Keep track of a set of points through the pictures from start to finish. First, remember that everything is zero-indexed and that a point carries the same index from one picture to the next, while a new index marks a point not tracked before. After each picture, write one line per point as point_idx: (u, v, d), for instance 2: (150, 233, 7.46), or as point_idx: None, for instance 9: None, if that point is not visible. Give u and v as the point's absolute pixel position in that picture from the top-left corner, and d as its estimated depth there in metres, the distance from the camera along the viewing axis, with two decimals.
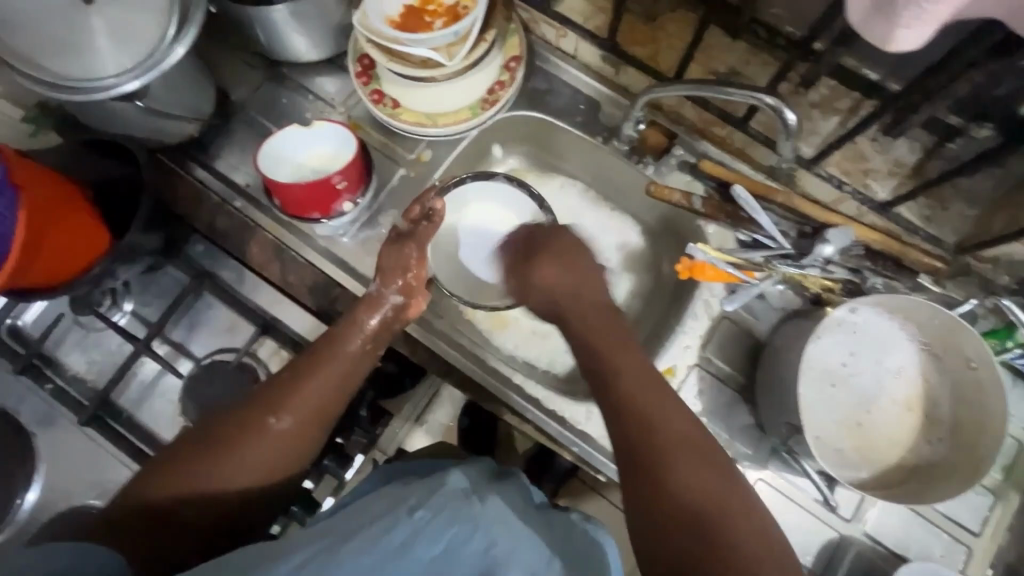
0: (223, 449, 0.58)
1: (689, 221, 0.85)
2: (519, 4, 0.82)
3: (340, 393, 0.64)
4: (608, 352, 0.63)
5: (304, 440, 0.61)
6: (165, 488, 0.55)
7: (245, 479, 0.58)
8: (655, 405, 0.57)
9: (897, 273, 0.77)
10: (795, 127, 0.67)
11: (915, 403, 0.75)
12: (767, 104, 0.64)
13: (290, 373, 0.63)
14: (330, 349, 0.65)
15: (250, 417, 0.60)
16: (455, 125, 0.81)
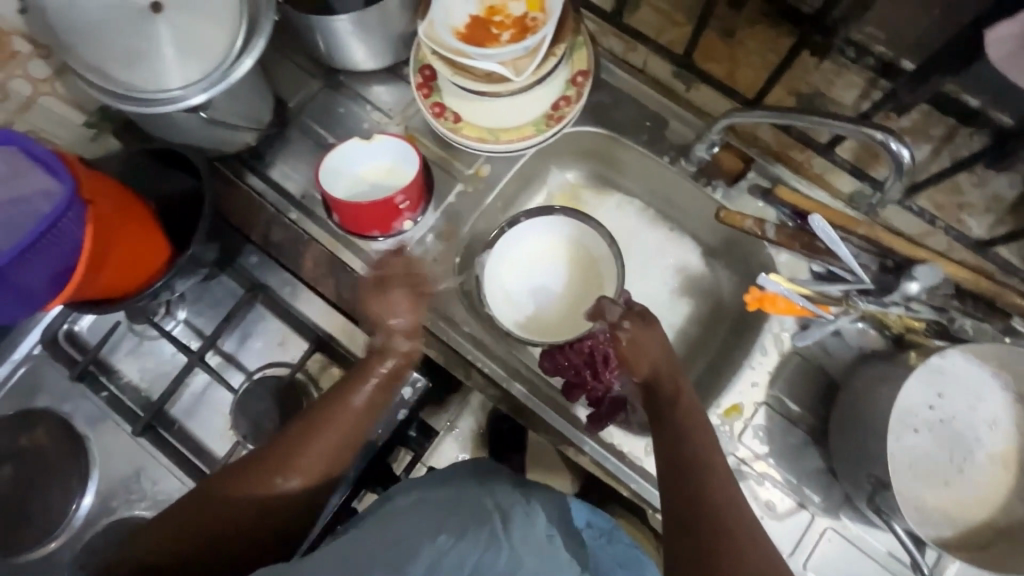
0: (235, 507, 0.58)
1: (759, 249, 0.79)
2: (589, 16, 0.81)
3: (346, 450, 0.62)
4: (679, 413, 0.59)
5: (314, 495, 0.60)
6: (183, 541, 0.57)
7: (257, 535, 0.58)
8: (713, 480, 0.55)
9: (988, 315, 0.68)
10: (908, 165, 0.58)
11: (1010, 459, 0.66)
12: (872, 137, 0.56)
13: (300, 427, 0.61)
14: (337, 403, 0.63)
15: (261, 476, 0.59)
16: (517, 142, 0.77)
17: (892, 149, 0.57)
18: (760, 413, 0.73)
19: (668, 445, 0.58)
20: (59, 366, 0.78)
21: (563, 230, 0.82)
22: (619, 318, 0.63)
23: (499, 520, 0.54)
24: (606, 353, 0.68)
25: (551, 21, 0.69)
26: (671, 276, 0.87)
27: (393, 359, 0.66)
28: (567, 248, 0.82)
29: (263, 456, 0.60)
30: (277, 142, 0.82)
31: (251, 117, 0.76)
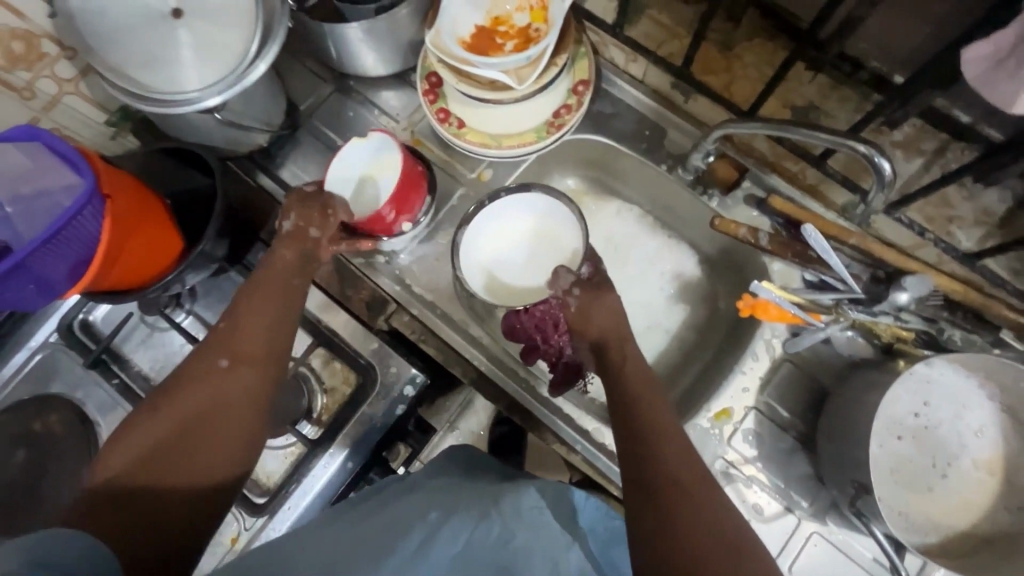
0: (173, 401, 0.55)
1: (753, 257, 0.80)
2: (590, 27, 0.83)
3: (280, 329, 0.62)
4: (629, 380, 0.59)
5: (256, 375, 0.58)
6: (126, 452, 0.52)
7: (211, 431, 0.54)
8: (661, 431, 0.54)
9: (976, 326, 0.69)
10: (889, 177, 0.61)
11: (994, 466, 0.67)
12: (858, 151, 0.59)
13: (225, 319, 0.61)
14: (260, 290, 0.63)
15: (198, 366, 0.57)
16: (519, 148, 0.80)
17: (875, 163, 0.60)
18: (749, 417, 0.75)
19: (620, 409, 0.57)
20: (72, 354, 0.81)
21: (541, 210, 0.79)
22: (570, 287, 0.66)
23: (490, 500, 0.57)
24: (557, 318, 0.69)
25: (553, 31, 0.71)
26: (667, 282, 0.89)
27: (294, 248, 0.66)
28: (539, 224, 0.80)
29: (195, 361, 0.58)
30: (289, 143, 0.86)
31: (263, 119, 0.80)
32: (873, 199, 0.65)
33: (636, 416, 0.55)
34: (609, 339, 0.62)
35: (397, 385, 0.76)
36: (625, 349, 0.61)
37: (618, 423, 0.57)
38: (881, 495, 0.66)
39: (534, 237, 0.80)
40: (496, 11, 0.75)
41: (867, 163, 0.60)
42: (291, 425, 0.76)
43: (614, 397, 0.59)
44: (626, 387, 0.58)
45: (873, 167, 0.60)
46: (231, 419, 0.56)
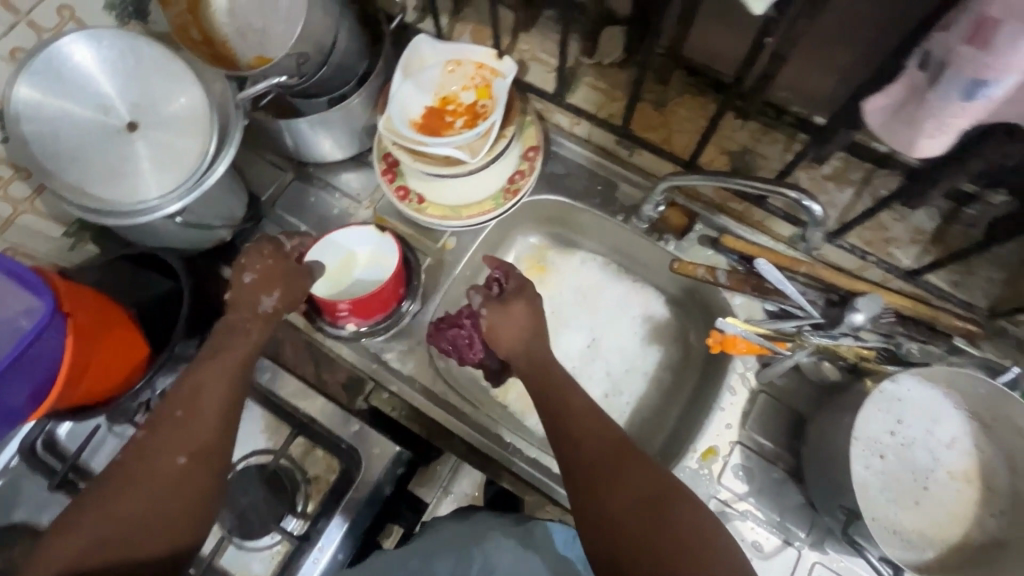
0: (117, 501, 0.50)
1: (715, 295, 0.84)
2: (533, 97, 0.87)
3: (236, 406, 0.59)
4: (539, 371, 0.64)
5: (213, 471, 0.55)
6: (57, 560, 0.47)
7: (154, 535, 0.50)
8: (576, 417, 0.59)
9: (932, 337, 0.72)
10: (821, 217, 0.66)
11: (973, 476, 0.69)
12: (789, 197, 0.64)
13: (179, 406, 0.56)
14: (214, 363, 0.60)
15: (143, 458, 0.53)
16: (478, 216, 0.83)
17: (807, 205, 0.65)
18: (735, 452, 0.76)
19: (543, 408, 0.62)
20: (37, 478, 0.77)
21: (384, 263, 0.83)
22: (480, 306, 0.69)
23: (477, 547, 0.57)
24: (472, 337, 0.75)
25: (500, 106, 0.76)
26: (638, 325, 0.91)
27: (263, 323, 0.64)
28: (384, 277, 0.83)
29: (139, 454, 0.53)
30: (254, 234, 0.87)
31: (226, 216, 0.81)
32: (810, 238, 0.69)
33: (556, 410, 0.60)
34: (520, 345, 0.66)
35: (382, 467, 0.74)
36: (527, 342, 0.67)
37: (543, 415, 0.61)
38: (865, 510, 0.67)
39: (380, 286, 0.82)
40: (441, 91, 0.79)
41: (798, 206, 0.66)
42: (277, 522, 0.73)
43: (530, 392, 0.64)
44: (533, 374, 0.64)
45: (804, 209, 0.66)
46: (178, 518, 0.52)
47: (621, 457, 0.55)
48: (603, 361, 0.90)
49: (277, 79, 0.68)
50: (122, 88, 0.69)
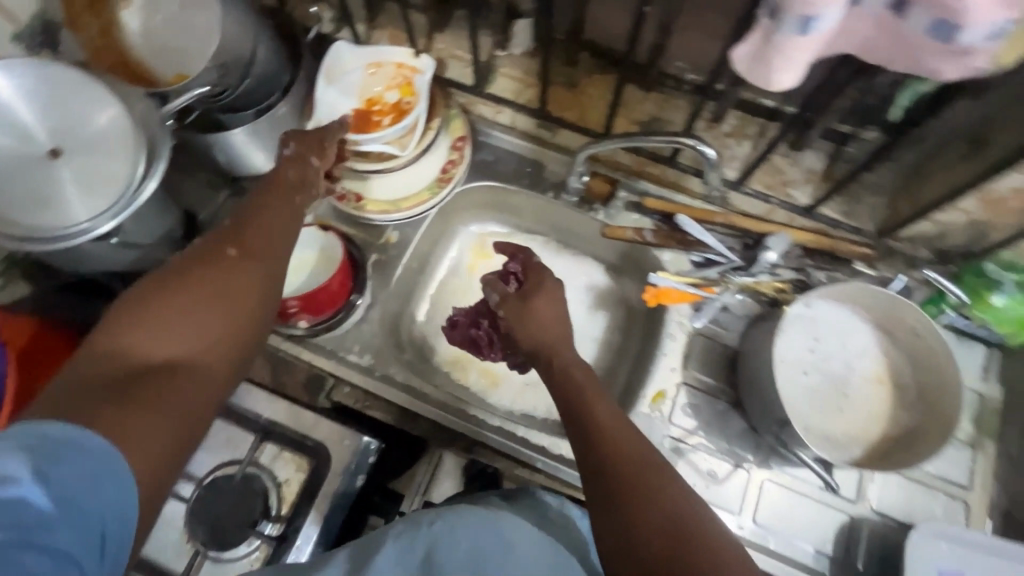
0: (179, 297, 0.55)
1: (646, 255, 0.91)
2: (456, 92, 0.92)
3: (281, 247, 0.64)
4: (569, 379, 0.63)
5: (261, 288, 0.60)
6: (117, 340, 0.52)
7: (194, 331, 0.55)
8: (613, 428, 0.58)
9: (835, 264, 0.83)
10: (716, 159, 0.74)
11: (885, 378, 0.77)
12: (686, 144, 0.71)
13: (229, 244, 0.61)
14: (258, 210, 0.65)
15: (215, 275, 0.58)
16: (417, 207, 0.86)
17: (703, 150, 0.72)
18: (681, 393, 0.82)
19: (578, 433, 0.59)
20: None
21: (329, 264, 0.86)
22: (497, 305, 0.73)
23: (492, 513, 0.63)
24: (490, 336, 0.85)
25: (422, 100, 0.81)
26: (583, 294, 0.97)
27: (300, 178, 0.69)
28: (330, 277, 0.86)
29: (193, 262, 0.59)
30: None
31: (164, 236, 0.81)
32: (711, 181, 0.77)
33: (589, 420, 0.59)
34: (545, 341, 0.66)
35: (354, 457, 0.77)
36: (556, 349, 0.65)
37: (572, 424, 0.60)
38: (795, 420, 0.74)
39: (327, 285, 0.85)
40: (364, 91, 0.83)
41: (697, 153, 0.73)
42: (252, 528, 0.73)
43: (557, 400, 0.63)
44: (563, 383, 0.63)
45: (702, 155, 0.73)
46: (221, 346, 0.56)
47: (653, 474, 0.54)
48: None
49: (199, 89, 0.70)
50: (40, 115, 0.68)
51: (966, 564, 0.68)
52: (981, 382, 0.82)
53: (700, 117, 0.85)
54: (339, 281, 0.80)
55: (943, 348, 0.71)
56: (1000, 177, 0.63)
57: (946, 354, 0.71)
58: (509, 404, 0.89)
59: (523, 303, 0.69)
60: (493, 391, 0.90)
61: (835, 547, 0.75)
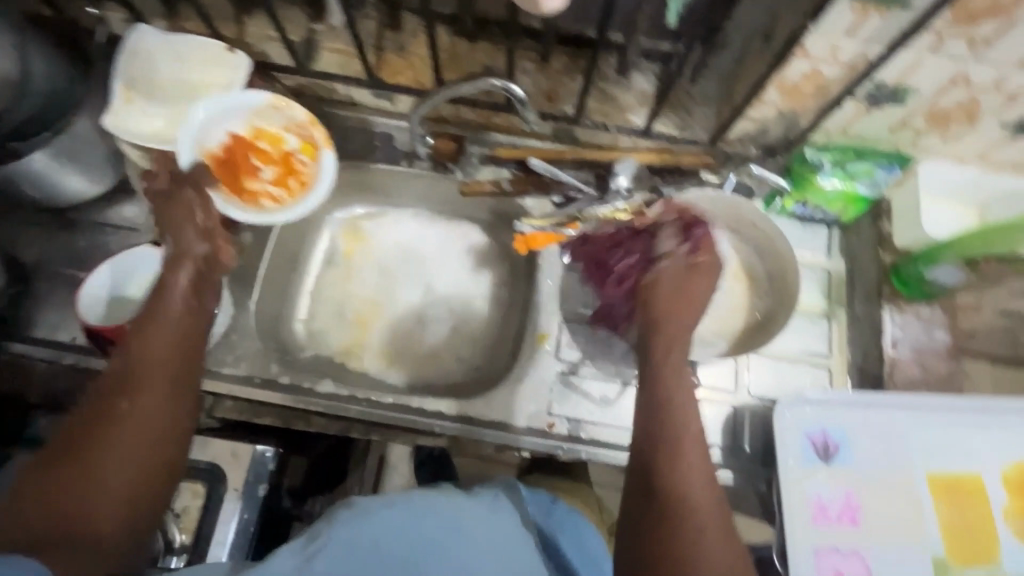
0: (88, 441, 0.56)
1: (511, 204, 0.91)
2: (282, 76, 0.88)
3: (182, 351, 0.65)
4: (668, 402, 0.64)
5: (169, 403, 0.61)
6: (28, 504, 0.52)
7: (112, 471, 0.55)
8: (689, 456, 0.60)
9: (682, 178, 0.87)
10: (525, 97, 0.73)
11: (740, 273, 0.83)
12: (492, 86, 0.72)
13: (125, 373, 0.60)
14: (147, 327, 0.64)
15: (110, 416, 0.57)
16: (263, 202, 0.83)
17: (510, 89, 0.73)
18: (564, 329, 0.84)
19: (638, 456, 0.63)
20: None
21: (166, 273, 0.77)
22: (660, 254, 0.76)
23: (447, 499, 0.65)
24: (630, 277, 0.78)
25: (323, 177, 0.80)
26: (464, 257, 0.97)
27: (188, 266, 0.70)
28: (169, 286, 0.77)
29: (97, 398, 0.59)
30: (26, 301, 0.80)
31: None
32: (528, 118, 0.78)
33: (674, 442, 0.62)
34: (663, 346, 0.69)
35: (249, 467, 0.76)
36: (666, 367, 0.67)
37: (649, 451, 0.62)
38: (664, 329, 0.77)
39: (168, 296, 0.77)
40: (260, 124, 0.81)
41: (508, 93, 0.74)
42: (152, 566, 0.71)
43: (640, 416, 0.65)
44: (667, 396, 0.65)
45: (513, 95, 0.74)
46: (146, 474, 0.57)
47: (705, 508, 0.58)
48: (443, 299, 0.95)
49: None
50: None
51: (826, 421, 0.76)
52: (829, 260, 0.87)
53: (528, 59, 0.86)
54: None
55: (779, 236, 0.78)
56: (787, 64, 0.67)
57: (781, 241, 0.78)
58: (410, 378, 0.90)
59: (646, 300, 0.73)
60: (390, 371, 0.90)
61: (723, 438, 0.78)
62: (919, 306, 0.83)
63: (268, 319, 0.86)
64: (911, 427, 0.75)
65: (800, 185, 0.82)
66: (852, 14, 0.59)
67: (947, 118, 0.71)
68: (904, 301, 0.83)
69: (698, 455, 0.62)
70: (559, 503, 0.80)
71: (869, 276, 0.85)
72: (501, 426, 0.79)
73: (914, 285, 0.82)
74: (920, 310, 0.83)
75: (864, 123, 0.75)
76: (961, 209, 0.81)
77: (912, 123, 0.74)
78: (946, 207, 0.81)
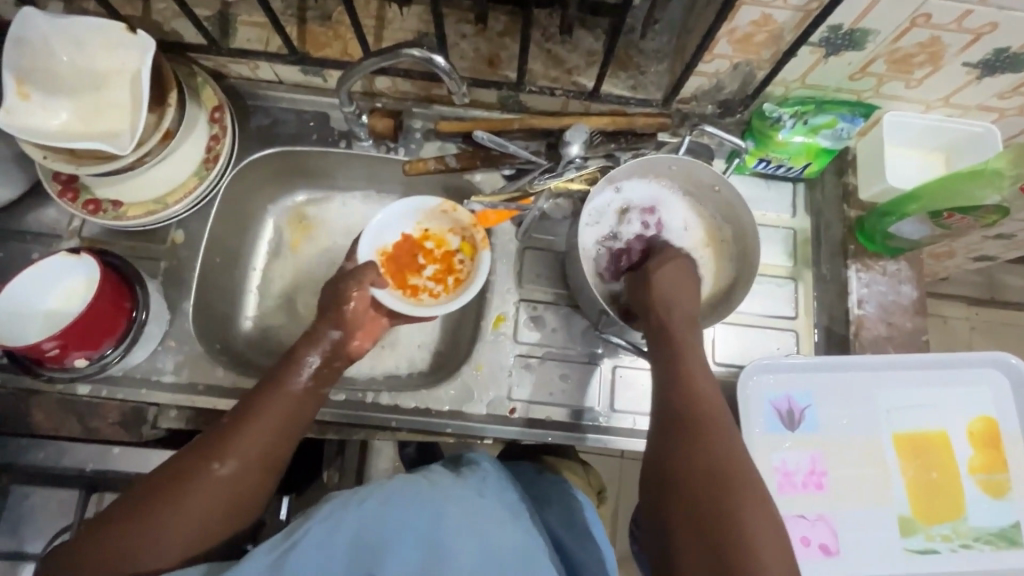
0: (166, 500, 0.57)
1: (460, 181, 0.86)
2: (197, 56, 0.80)
3: (283, 444, 0.64)
4: (688, 391, 0.59)
5: (253, 476, 0.60)
6: (103, 550, 0.54)
7: (180, 530, 0.56)
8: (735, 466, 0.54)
9: (639, 141, 0.81)
10: (450, 68, 0.66)
11: (707, 239, 0.79)
12: (414, 55, 0.65)
13: (223, 430, 0.61)
14: (260, 405, 0.64)
15: (197, 487, 0.58)
16: (189, 197, 0.77)
17: (433, 60, 0.66)
18: (521, 311, 0.81)
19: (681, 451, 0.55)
20: None
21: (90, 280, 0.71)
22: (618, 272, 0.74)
23: (425, 480, 0.63)
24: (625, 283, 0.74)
25: (475, 272, 0.78)
26: None
27: (317, 350, 0.69)
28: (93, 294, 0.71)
29: (190, 454, 0.60)
30: None
31: None
32: (458, 93, 0.71)
33: (717, 437, 0.55)
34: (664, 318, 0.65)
35: None
36: (687, 362, 0.61)
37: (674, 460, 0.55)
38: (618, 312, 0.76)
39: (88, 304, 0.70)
40: (429, 226, 0.84)
41: (429, 63, 0.66)
42: None
43: (654, 438, 0.58)
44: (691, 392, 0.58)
45: (436, 65, 0.67)
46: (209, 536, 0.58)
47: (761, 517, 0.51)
48: None
49: None
50: None
51: (792, 388, 0.74)
52: (794, 218, 0.84)
53: (465, 21, 0.79)
54: (103, 303, 0.66)
55: (736, 196, 0.73)
56: (737, 12, 0.62)
57: (739, 203, 0.73)
58: (369, 371, 0.87)
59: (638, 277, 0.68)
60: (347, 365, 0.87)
61: None
62: (885, 262, 0.81)
63: (210, 320, 0.81)
64: (877, 387, 0.74)
65: (760, 141, 0.77)
66: None
67: (909, 61, 0.67)
68: (870, 258, 0.81)
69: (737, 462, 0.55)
70: (544, 473, 0.77)
71: (833, 234, 0.82)
72: (460, 415, 0.77)
73: (879, 242, 0.79)
74: (886, 266, 0.81)
75: (822, 72, 0.70)
76: (925, 155, 0.78)
77: (873, 69, 0.69)
78: (905, 154, 0.78)
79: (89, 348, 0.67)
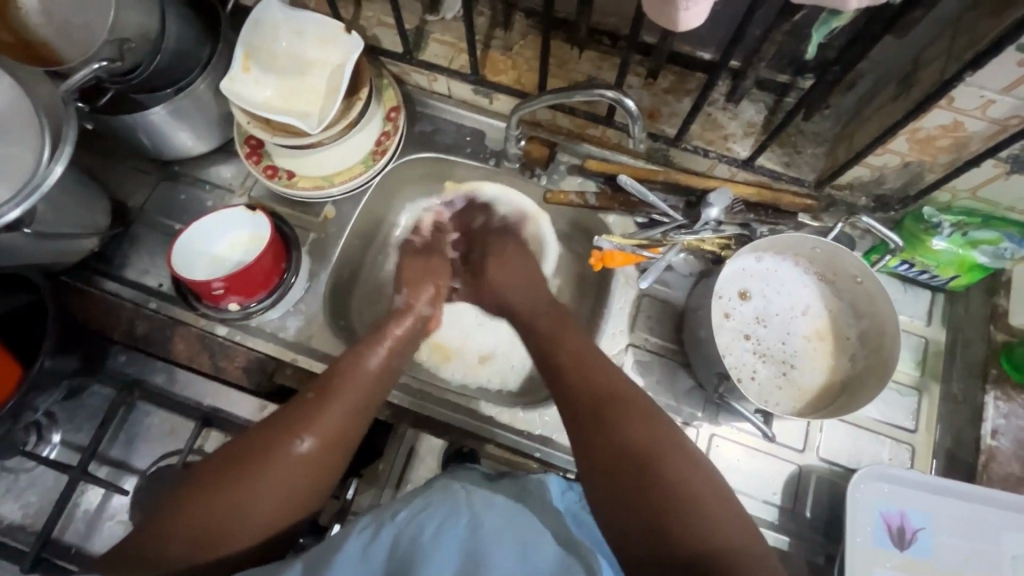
0: (250, 474, 0.59)
1: (593, 218, 0.89)
2: (387, 61, 0.88)
3: (357, 421, 0.66)
4: (577, 367, 0.66)
5: (332, 455, 0.63)
6: (184, 520, 0.56)
7: (262, 506, 0.58)
8: (615, 404, 0.61)
9: (778, 217, 0.80)
10: (639, 114, 0.70)
11: (822, 331, 0.78)
12: (608, 98, 0.68)
13: (308, 400, 0.65)
14: (341, 379, 0.67)
15: (278, 464, 0.60)
16: (351, 182, 0.84)
17: (623, 103, 0.69)
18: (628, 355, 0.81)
19: (585, 410, 0.62)
20: None
21: (254, 233, 0.78)
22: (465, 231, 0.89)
23: (463, 490, 0.61)
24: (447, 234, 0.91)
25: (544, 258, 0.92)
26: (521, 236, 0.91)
27: (408, 317, 0.78)
28: (254, 248, 0.78)
29: (272, 424, 0.63)
30: (123, 242, 0.85)
31: (83, 224, 0.77)
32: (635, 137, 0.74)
33: (592, 391, 0.63)
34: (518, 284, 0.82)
35: None
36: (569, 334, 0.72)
37: (587, 450, 0.60)
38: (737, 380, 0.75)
39: (248, 254, 0.78)
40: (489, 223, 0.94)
41: (620, 107, 0.70)
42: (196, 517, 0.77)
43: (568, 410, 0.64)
44: (581, 369, 0.66)
45: (625, 109, 0.70)
46: (284, 513, 0.60)
47: (680, 478, 0.55)
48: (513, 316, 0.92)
49: (98, 64, 0.65)
50: None
51: (906, 503, 0.70)
52: (928, 327, 0.80)
53: (636, 74, 0.82)
54: (271, 260, 0.76)
55: (880, 291, 0.72)
56: (927, 114, 0.62)
57: (884, 299, 0.72)
58: (462, 377, 0.89)
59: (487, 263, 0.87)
60: (443, 366, 0.89)
61: (783, 497, 0.75)
62: None
63: (337, 296, 0.87)
64: (1003, 528, 0.68)
65: (911, 243, 0.75)
66: (1017, 67, 0.54)
67: None
68: (1012, 388, 0.75)
69: (639, 421, 0.60)
70: None
71: (971, 354, 0.78)
72: (552, 443, 0.79)
73: None
74: None
75: (999, 188, 0.68)
76: None
77: None
78: None
79: (244, 295, 0.76)
